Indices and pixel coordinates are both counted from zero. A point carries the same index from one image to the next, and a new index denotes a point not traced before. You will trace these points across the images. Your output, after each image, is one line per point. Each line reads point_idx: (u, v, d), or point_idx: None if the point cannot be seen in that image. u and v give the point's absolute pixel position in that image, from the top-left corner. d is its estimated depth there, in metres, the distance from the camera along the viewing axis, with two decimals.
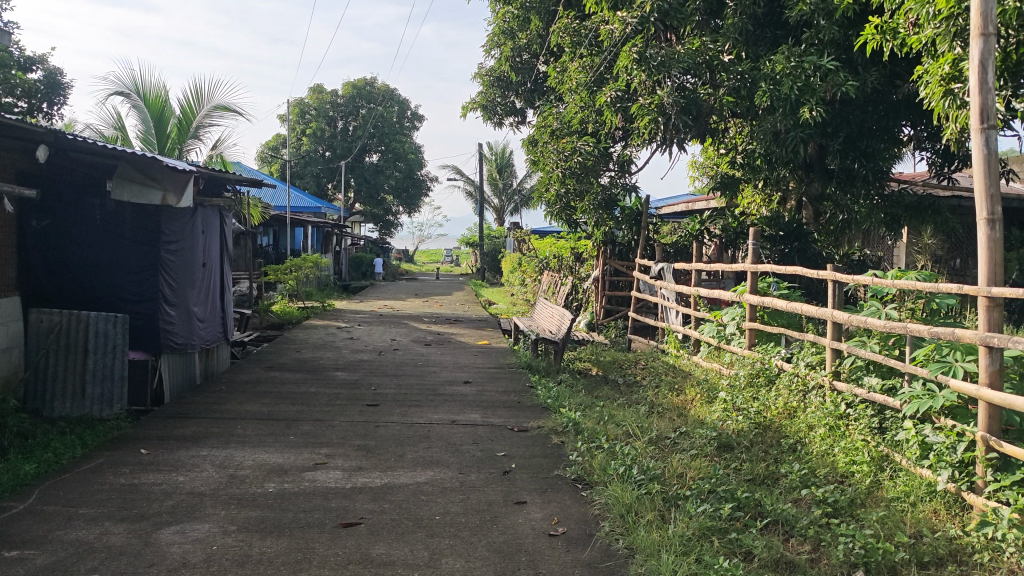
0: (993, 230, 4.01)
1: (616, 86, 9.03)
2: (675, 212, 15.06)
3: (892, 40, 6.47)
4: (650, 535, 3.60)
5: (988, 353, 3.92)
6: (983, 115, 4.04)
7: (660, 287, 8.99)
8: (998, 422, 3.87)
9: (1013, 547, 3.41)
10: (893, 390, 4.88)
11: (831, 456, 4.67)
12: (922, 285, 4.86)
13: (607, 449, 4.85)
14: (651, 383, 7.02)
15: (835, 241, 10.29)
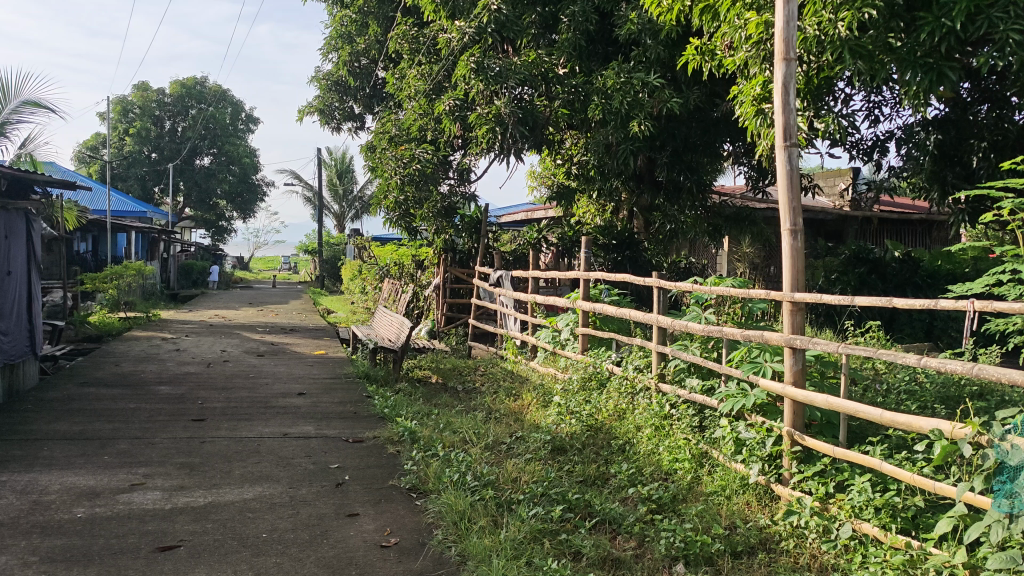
0: (795, 240, 4.34)
1: (454, 94, 9.07)
2: (514, 221, 15.32)
3: (710, 61, 6.90)
4: (482, 540, 3.63)
5: (792, 353, 4.26)
6: (785, 134, 4.36)
7: (499, 294, 9.10)
8: (801, 418, 4.22)
9: (814, 533, 3.70)
10: (711, 390, 5.19)
11: (656, 455, 4.87)
12: (736, 291, 5.19)
13: (442, 456, 4.85)
14: (489, 390, 7.07)
15: (664, 249, 10.78)
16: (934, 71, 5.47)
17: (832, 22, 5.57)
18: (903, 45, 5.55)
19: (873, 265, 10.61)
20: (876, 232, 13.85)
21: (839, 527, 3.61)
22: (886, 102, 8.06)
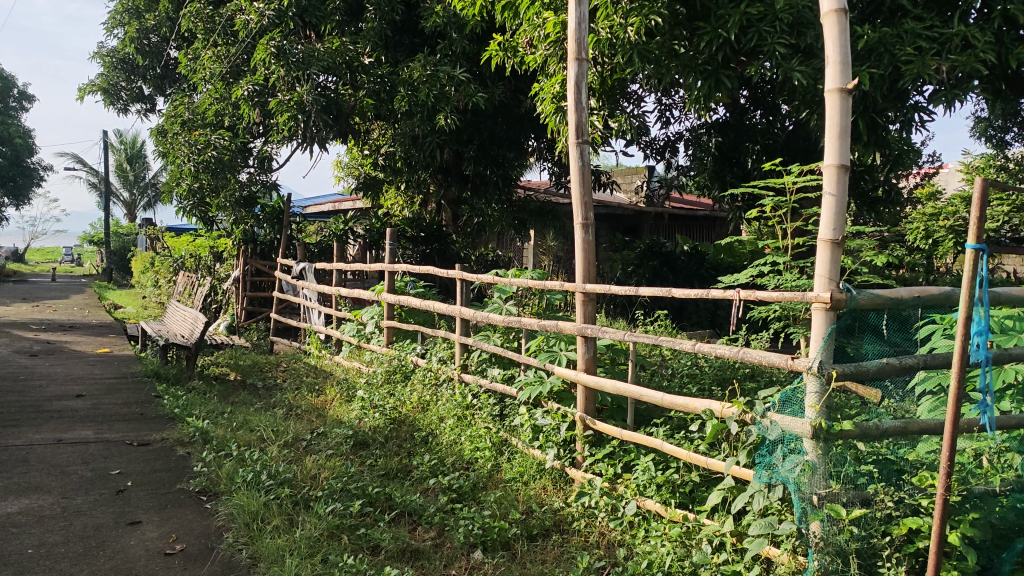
0: (587, 233, 4.53)
1: (252, 79, 8.70)
2: (321, 212, 14.93)
3: (512, 58, 7.04)
4: (276, 540, 3.52)
5: (584, 342, 4.47)
6: (578, 131, 4.53)
7: (302, 287, 8.85)
8: (592, 403, 4.45)
9: (603, 511, 3.88)
10: (511, 379, 5.33)
11: (458, 445, 4.91)
12: (535, 282, 5.36)
13: (236, 456, 4.65)
14: (291, 386, 6.86)
15: (472, 242, 10.92)
16: (712, 77, 5.93)
17: (622, 26, 5.88)
18: (685, 52, 5.96)
19: (664, 258, 11.30)
20: (668, 227, 14.76)
21: (625, 505, 3.82)
22: (675, 106, 8.60)
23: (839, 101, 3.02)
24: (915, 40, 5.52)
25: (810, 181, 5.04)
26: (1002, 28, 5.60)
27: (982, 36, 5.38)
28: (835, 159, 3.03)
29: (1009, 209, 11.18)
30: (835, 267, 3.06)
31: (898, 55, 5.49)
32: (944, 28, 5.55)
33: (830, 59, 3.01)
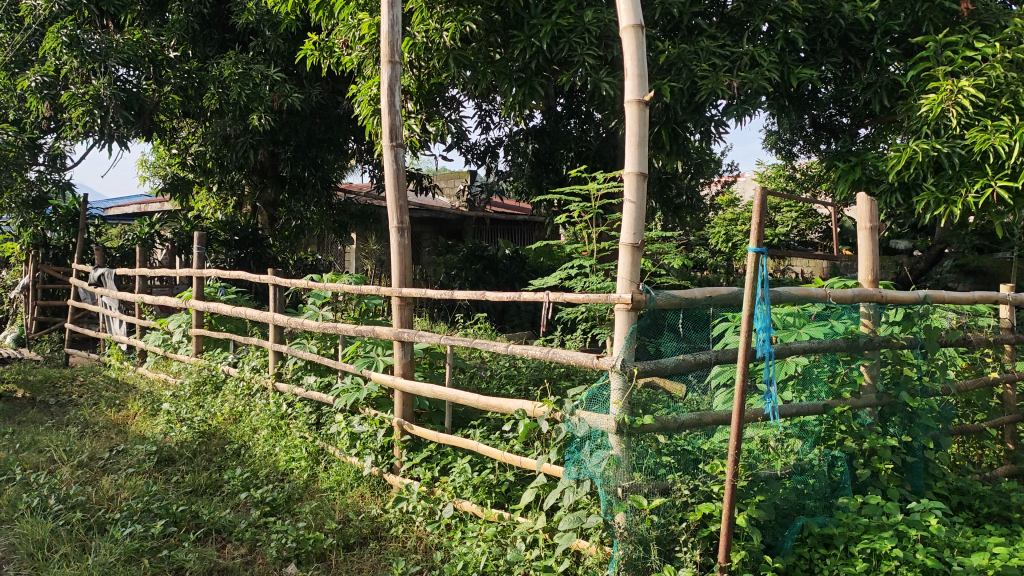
0: (402, 237, 4.52)
1: (41, 69, 7.94)
2: (124, 214, 13.97)
3: (328, 58, 6.92)
4: (65, 569, 3.27)
5: (401, 346, 4.48)
6: (392, 135, 4.50)
7: (101, 294, 8.24)
8: (410, 408, 4.45)
9: (421, 516, 3.88)
10: (329, 387, 5.23)
11: (272, 457, 4.73)
12: (351, 287, 5.28)
13: (20, 480, 4.27)
14: (87, 401, 6.35)
15: (290, 247, 10.60)
16: (526, 85, 6.12)
17: (437, 31, 6.03)
18: (499, 60, 6.13)
19: (487, 262, 11.44)
20: (490, 230, 14.99)
21: (442, 509, 3.84)
22: (494, 111, 8.75)
23: (637, 112, 3.17)
24: (710, 57, 5.93)
25: (614, 187, 5.30)
26: (784, 50, 6.13)
27: (767, 56, 5.87)
28: (634, 167, 3.18)
29: (796, 215, 12.24)
30: (635, 269, 3.21)
31: (695, 70, 5.88)
32: (734, 47, 6.00)
33: (629, 72, 3.16)
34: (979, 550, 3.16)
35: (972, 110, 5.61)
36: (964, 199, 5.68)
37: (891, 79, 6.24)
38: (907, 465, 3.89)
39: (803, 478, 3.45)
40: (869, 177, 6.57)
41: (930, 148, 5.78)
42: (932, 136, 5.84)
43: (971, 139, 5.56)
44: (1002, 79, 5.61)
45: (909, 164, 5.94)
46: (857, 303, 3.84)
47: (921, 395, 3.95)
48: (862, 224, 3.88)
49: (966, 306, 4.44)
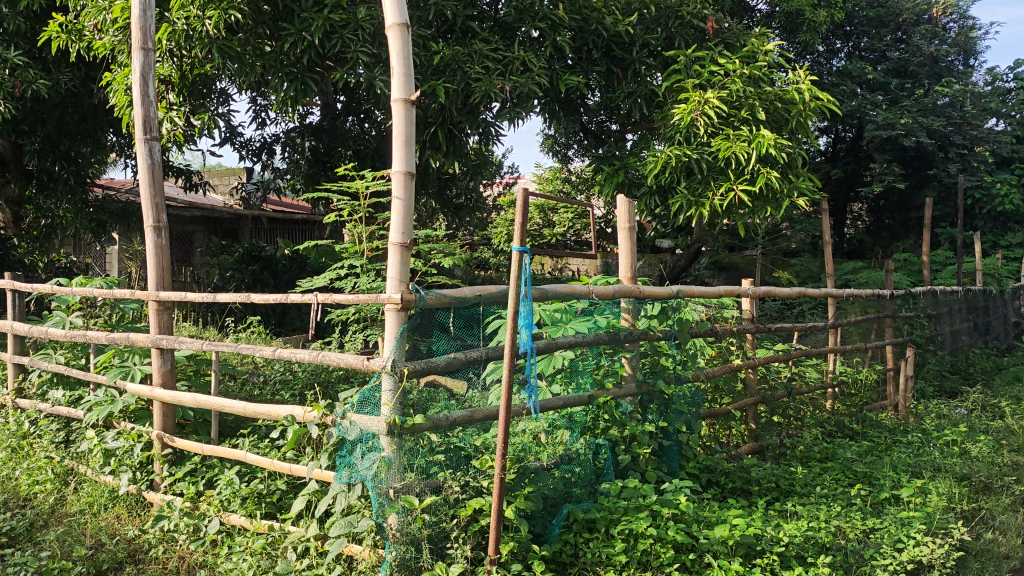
0: (159, 237, 4.23)
1: None
2: None
3: (77, 42, 6.30)
4: None
5: (160, 354, 4.20)
6: (146, 127, 4.19)
7: None
8: (171, 419, 4.19)
9: (184, 533, 3.64)
10: (80, 400, 4.80)
11: (12, 481, 4.24)
12: (104, 291, 4.86)
13: None
14: None
15: (39, 247, 9.61)
16: (298, 80, 5.99)
17: (199, 18, 5.80)
18: (270, 52, 5.96)
19: (265, 262, 10.91)
20: (268, 231, 14.45)
21: (208, 524, 3.63)
22: (268, 106, 8.46)
23: (404, 111, 3.16)
24: (483, 60, 6.06)
25: (382, 185, 5.29)
26: (552, 56, 6.39)
27: (536, 62, 6.13)
28: (402, 166, 3.16)
29: (571, 215, 12.82)
30: (405, 270, 3.17)
31: (468, 72, 5.98)
32: (506, 51, 6.19)
33: (395, 70, 3.13)
34: (721, 522, 3.44)
35: (717, 120, 6.15)
36: (711, 202, 6.19)
37: (648, 89, 6.70)
38: (663, 449, 4.18)
39: (570, 467, 3.63)
40: (631, 180, 7.01)
41: (682, 154, 6.23)
42: (684, 143, 6.31)
43: (716, 147, 6.09)
44: (741, 93, 6.17)
45: (664, 169, 6.38)
46: (617, 298, 4.05)
47: (675, 383, 4.26)
48: (622, 224, 4.10)
49: (713, 299, 4.83)
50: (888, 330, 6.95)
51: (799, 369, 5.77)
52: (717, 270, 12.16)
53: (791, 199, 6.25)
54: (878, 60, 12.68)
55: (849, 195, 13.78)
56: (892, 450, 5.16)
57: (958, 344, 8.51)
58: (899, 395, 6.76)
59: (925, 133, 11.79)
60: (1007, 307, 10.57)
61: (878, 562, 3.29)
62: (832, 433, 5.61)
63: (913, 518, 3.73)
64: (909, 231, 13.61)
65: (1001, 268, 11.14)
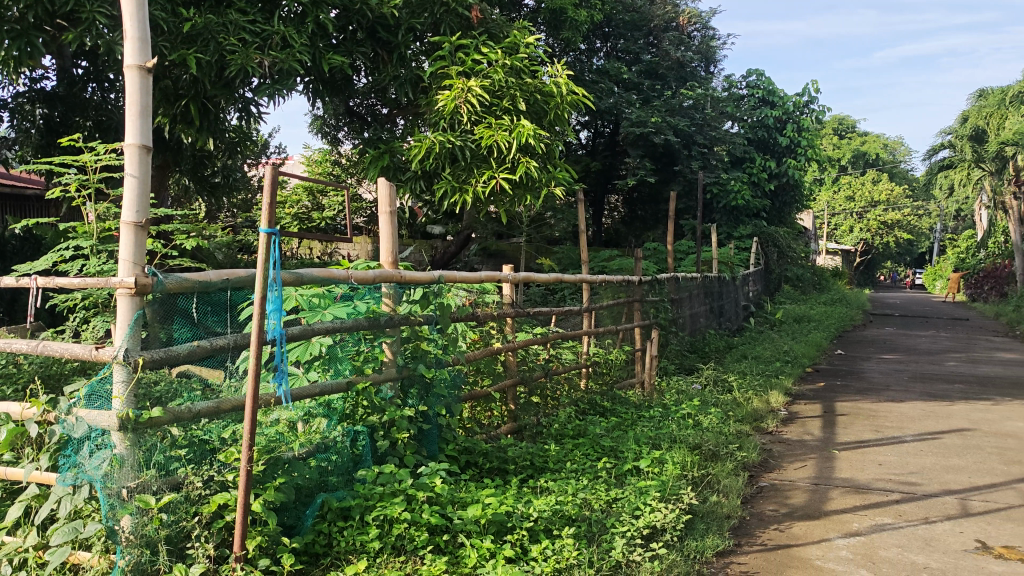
0: None
1: None
2: None
3: None
4: None
5: None
6: None
7: None
8: None
9: None
10: None
11: None
12: None
13: None
14: None
15: None
16: (23, 38, 5.43)
17: None
18: None
19: None
20: None
21: None
22: None
23: (138, 79, 2.89)
24: (238, 32, 5.77)
25: (113, 161, 4.88)
26: (315, 33, 6.16)
27: (298, 38, 5.90)
28: (136, 138, 2.88)
29: (341, 199, 12.57)
30: (140, 252, 2.89)
31: (223, 43, 5.67)
32: (265, 24, 5.91)
33: (128, 34, 2.86)
34: (474, 502, 3.52)
35: (479, 108, 6.26)
36: (474, 188, 6.29)
37: (414, 74, 6.71)
38: (423, 432, 4.17)
39: (326, 455, 3.52)
40: (396, 164, 6.97)
41: (446, 141, 6.27)
42: (448, 129, 6.37)
43: (479, 134, 6.21)
44: (503, 83, 6.32)
45: (428, 155, 6.40)
46: (378, 283, 3.97)
47: (436, 367, 4.27)
48: (382, 208, 4.04)
49: (474, 285, 4.90)
50: (636, 313, 7.47)
51: (555, 351, 6.04)
52: (485, 256, 12.46)
53: (549, 188, 6.52)
54: (632, 61, 13.52)
55: (606, 187, 14.64)
56: (636, 425, 5.56)
57: (697, 325, 9.35)
58: (644, 373, 7.30)
59: (672, 132, 12.75)
60: (738, 292, 11.77)
61: (618, 529, 3.52)
62: (585, 411, 5.95)
63: (650, 486, 4.04)
64: (658, 222, 14.75)
65: (733, 258, 12.37)
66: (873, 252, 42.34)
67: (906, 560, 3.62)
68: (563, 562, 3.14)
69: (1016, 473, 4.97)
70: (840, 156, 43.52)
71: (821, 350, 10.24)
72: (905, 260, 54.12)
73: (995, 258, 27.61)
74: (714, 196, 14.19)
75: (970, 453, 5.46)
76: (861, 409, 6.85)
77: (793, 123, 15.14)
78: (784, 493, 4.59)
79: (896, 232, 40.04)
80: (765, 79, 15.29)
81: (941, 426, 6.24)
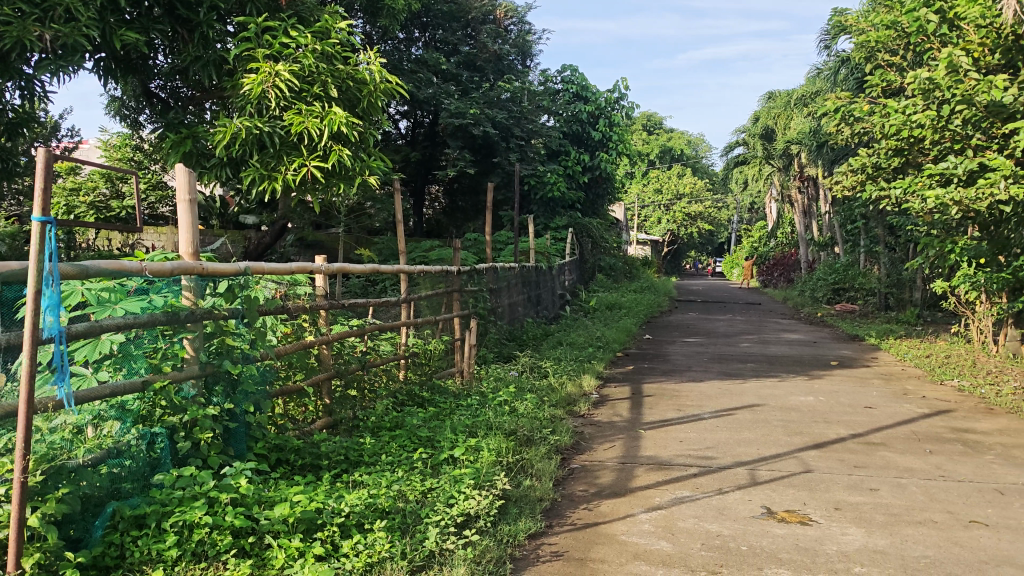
0: None
1: None
2: None
3: None
4: None
5: None
6: None
7: None
8: None
9: None
10: None
11: None
12: None
13: None
14: None
15: None
16: None
17: None
18: None
19: None
20: None
21: None
22: None
23: None
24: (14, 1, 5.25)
25: None
26: (104, 7, 5.70)
27: (85, 11, 5.44)
28: None
29: (144, 187, 11.81)
30: None
31: None
32: None
33: None
34: (282, 501, 3.40)
35: (288, 93, 6.05)
36: (284, 176, 6.07)
37: (218, 55, 6.38)
38: (230, 431, 3.96)
39: (119, 461, 3.24)
40: (200, 151, 6.62)
41: (253, 127, 5.99)
42: (255, 114, 6.11)
43: (288, 121, 6.00)
44: (314, 68, 6.12)
45: (234, 141, 6.11)
46: (176, 276, 3.69)
47: (243, 362, 4.05)
48: (181, 196, 3.79)
49: (284, 276, 4.71)
50: (455, 304, 7.49)
51: (373, 342, 5.95)
52: (302, 247, 12.12)
53: (363, 178, 6.40)
54: (450, 52, 13.56)
55: (426, 177, 14.63)
56: (454, 414, 5.60)
57: (516, 314, 9.55)
58: (463, 362, 7.37)
59: (490, 124, 12.91)
60: (554, 280, 12.13)
61: (432, 519, 3.52)
62: (403, 402, 5.93)
63: (464, 475, 4.08)
64: (478, 213, 14.94)
65: (549, 248, 12.76)
66: (678, 242, 45.10)
67: (701, 529, 3.87)
68: (375, 556, 3.11)
69: (797, 443, 5.45)
70: (649, 151, 45.93)
71: (631, 335, 10.78)
72: (706, 250, 58.06)
73: (783, 247, 30.23)
74: (532, 188, 14.56)
75: (759, 426, 5.93)
76: (665, 389, 7.27)
77: (605, 118, 15.85)
78: (593, 473, 4.78)
79: (698, 222, 42.86)
80: (579, 75, 15.84)
81: (735, 403, 6.74)
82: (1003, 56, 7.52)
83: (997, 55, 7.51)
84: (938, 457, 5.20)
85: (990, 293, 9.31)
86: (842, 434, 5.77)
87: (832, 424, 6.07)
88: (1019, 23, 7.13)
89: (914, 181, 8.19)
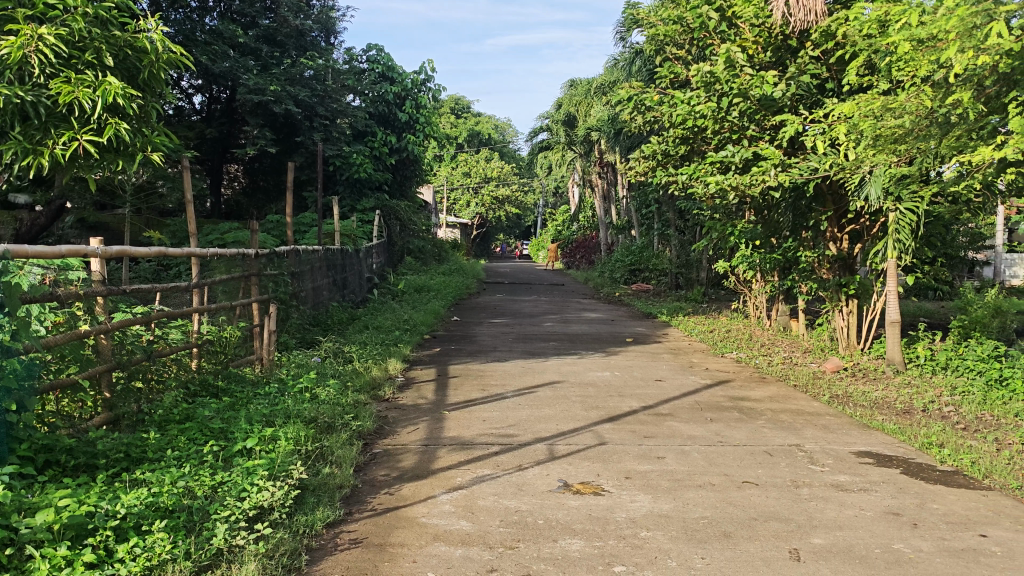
0: None
1: None
2: None
3: None
4: None
5: None
6: None
7: None
8: None
9: None
10: None
11: None
12: None
13: None
14: None
15: None
16: None
17: None
18: None
19: None
20: None
21: None
22: None
23: None
24: None
25: None
26: None
27: None
28: None
29: None
30: None
31: None
32: None
33: None
34: (45, 506, 3.09)
35: (54, 60, 5.50)
36: (51, 151, 5.50)
37: None
38: None
39: None
40: None
41: (13, 96, 5.29)
42: (16, 82, 5.47)
43: (55, 90, 5.44)
44: (85, 34, 5.63)
45: None
46: None
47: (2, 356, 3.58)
48: None
49: (52, 260, 4.25)
50: (254, 289, 7.15)
51: (160, 331, 5.57)
52: (84, 228, 11.16)
53: (145, 155, 5.96)
54: (248, 25, 12.88)
55: (223, 155, 13.89)
56: (250, 403, 5.37)
57: (320, 298, 9.29)
58: (262, 349, 7.09)
59: (293, 102, 12.42)
60: (361, 264, 11.93)
61: (221, 515, 3.34)
62: (195, 393, 5.61)
63: (257, 466, 3.90)
64: (281, 194, 14.46)
65: (355, 231, 12.55)
66: (486, 225, 45.84)
67: (500, 506, 3.94)
68: (155, 559, 2.91)
69: (593, 417, 5.69)
70: (457, 134, 46.29)
71: (438, 317, 10.83)
72: (513, 233, 59.38)
73: (584, 230, 31.56)
74: (338, 168, 14.47)
75: (558, 403, 6.13)
76: (470, 370, 7.35)
77: (411, 99, 15.79)
78: (395, 457, 4.75)
79: (506, 206, 43.78)
80: (384, 55, 15.59)
81: (536, 381, 6.94)
82: (773, 54, 8.22)
83: (768, 53, 8.21)
84: (717, 425, 5.61)
85: (764, 272, 10.14)
86: (634, 407, 6.08)
87: (625, 397, 6.39)
88: (786, 24, 7.87)
89: (698, 167, 8.72)
